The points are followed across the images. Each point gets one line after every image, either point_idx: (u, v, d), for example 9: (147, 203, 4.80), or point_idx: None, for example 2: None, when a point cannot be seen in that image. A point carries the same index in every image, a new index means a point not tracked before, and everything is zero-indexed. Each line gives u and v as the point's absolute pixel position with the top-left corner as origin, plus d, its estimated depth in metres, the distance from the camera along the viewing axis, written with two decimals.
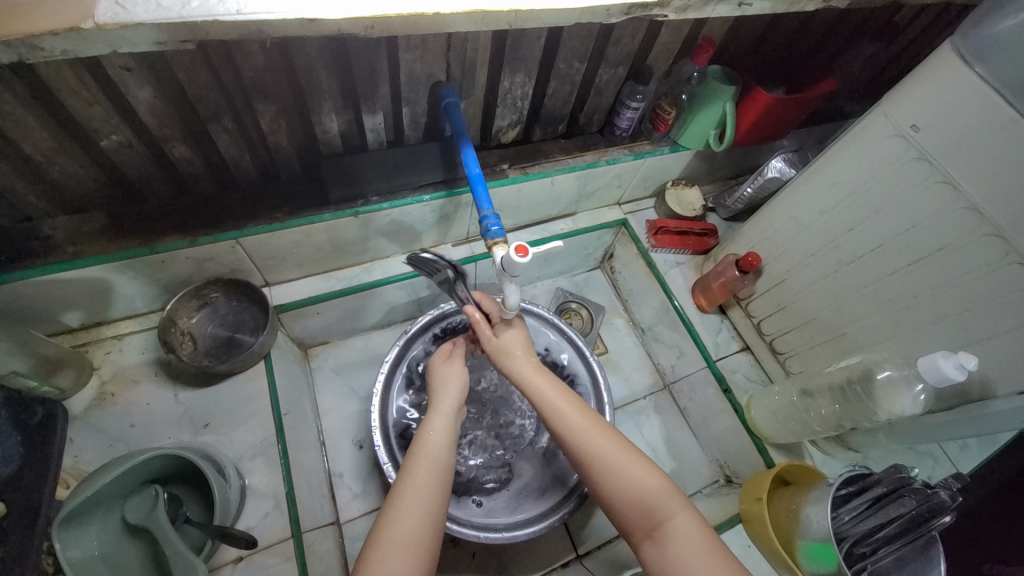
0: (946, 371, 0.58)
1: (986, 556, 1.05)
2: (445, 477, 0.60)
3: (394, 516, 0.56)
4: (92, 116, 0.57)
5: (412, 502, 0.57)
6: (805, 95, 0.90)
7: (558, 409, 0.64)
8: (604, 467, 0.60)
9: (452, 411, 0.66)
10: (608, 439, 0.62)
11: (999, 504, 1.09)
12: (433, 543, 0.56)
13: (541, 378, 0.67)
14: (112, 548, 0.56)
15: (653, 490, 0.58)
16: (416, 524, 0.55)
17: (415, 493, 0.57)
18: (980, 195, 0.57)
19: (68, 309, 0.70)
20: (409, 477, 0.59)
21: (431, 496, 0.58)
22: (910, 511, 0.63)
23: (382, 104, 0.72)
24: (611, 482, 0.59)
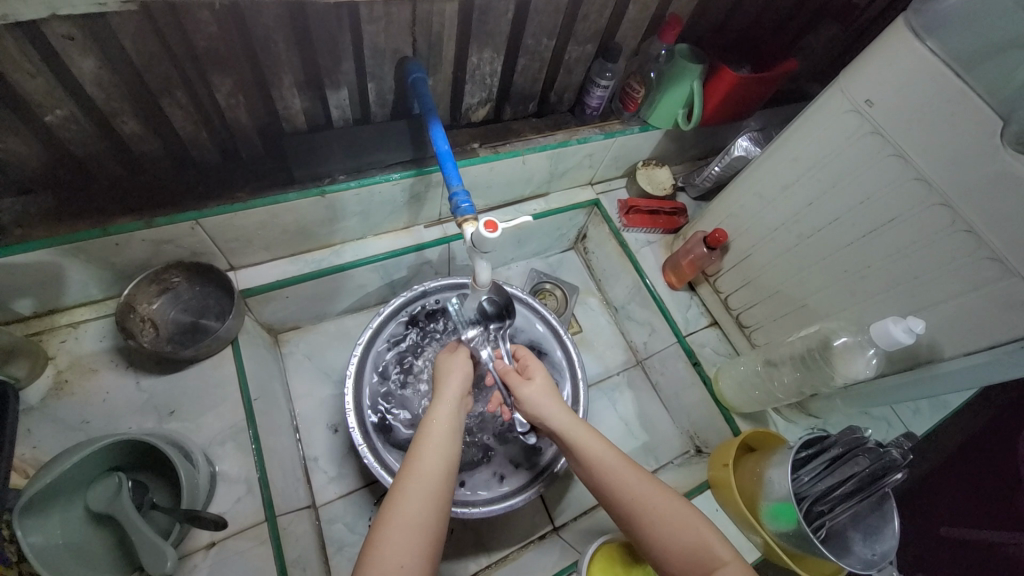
0: (896, 335, 0.61)
1: (940, 518, 1.15)
2: (450, 467, 0.59)
3: (404, 502, 0.55)
4: (35, 89, 0.54)
5: (417, 487, 0.56)
6: (769, 74, 0.92)
7: (595, 454, 0.63)
8: (640, 511, 0.59)
9: (458, 404, 0.65)
10: (642, 480, 0.61)
11: (947, 468, 1.20)
12: (437, 534, 0.55)
13: (567, 420, 0.66)
14: (75, 538, 0.54)
15: (673, 513, 0.58)
16: (423, 509, 0.55)
17: (423, 480, 0.57)
18: (929, 165, 0.59)
19: (17, 296, 0.67)
20: (416, 463, 0.58)
21: (439, 485, 0.57)
22: (864, 470, 0.67)
23: (346, 79, 0.70)
24: (656, 532, 0.58)
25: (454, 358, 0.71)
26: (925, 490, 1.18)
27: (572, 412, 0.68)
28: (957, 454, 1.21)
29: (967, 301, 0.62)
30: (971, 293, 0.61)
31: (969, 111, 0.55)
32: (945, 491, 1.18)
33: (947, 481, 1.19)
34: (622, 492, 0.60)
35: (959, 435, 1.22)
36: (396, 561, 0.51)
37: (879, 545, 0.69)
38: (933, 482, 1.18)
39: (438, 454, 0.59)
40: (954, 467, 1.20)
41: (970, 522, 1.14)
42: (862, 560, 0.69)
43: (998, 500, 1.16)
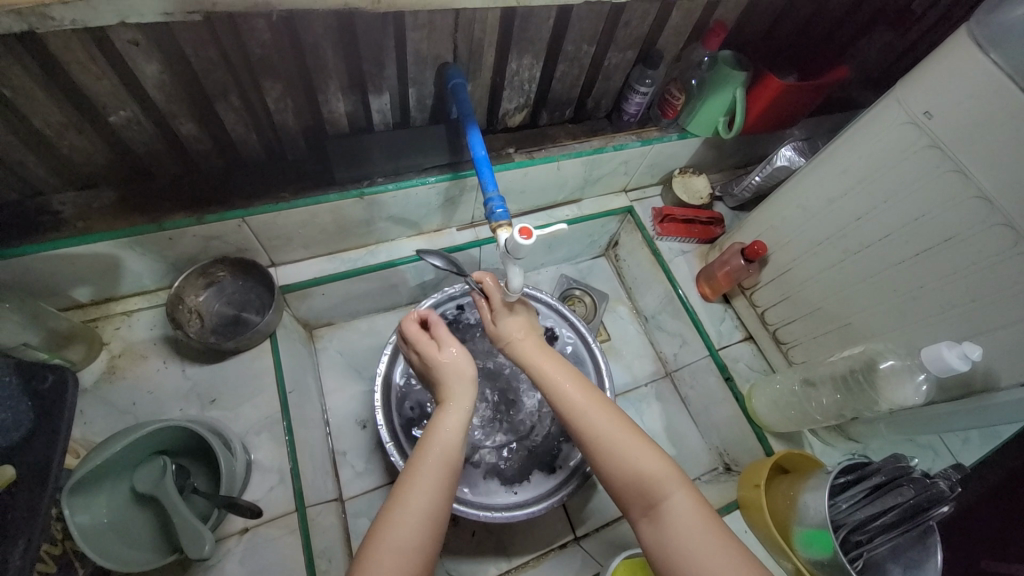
0: (950, 362, 0.57)
1: (984, 551, 1.08)
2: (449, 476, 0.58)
3: (397, 501, 0.55)
4: (101, 91, 0.57)
5: (413, 483, 0.57)
6: (817, 82, 0.89)
7: (561, 390, 0.63)
8: (601, 444, 0.59)
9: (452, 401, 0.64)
10: (604, 416, 0.61)
11: (987, 502, 1.13)
12: (436, 539, 0.55)
13: (534, 346, 0.68)
14: (120, 517, 0.57)
15: (631, 451, 0.58)
16: (418, 527, 0.54)
17: (422, 486, 0.56)
18: (991, 183, 0.56)
19: (78, 284, 0.71)
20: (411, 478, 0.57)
21: (438, 493, 0.56)
22: (908, 500, 0.64)
23: (388, 84, 0.72)
24: (612, 461, 0.58)
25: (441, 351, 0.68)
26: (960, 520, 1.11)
27: (544, 348, 0.68)
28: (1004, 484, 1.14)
29: None
30: None
31: None
32: (983, 525, 1.11)
33: (987, 515, 1.12)
34: (587, 426, 0.60)
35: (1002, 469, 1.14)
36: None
37: None
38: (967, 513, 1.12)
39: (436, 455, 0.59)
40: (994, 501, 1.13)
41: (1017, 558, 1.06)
42: None
43: None
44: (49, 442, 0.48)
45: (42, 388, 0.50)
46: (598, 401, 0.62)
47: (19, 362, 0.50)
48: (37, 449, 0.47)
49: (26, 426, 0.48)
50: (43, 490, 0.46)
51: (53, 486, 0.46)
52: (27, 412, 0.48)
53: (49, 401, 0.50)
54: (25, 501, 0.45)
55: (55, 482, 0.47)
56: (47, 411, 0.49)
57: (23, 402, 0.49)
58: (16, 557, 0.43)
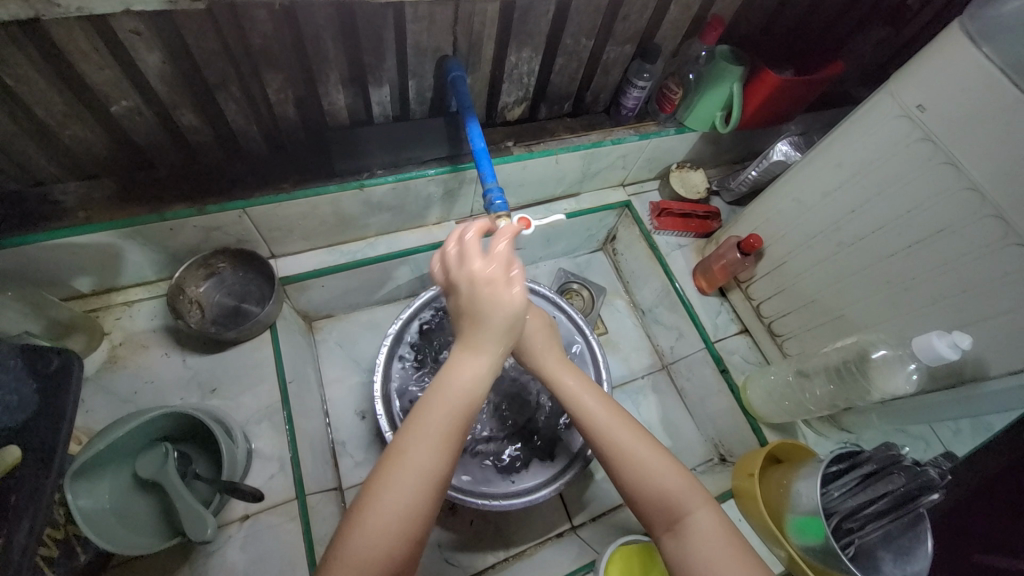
0: (940, 350, 0.58)
1: (976, 545, 1.10)
2: (458, 434, 0.52)
3: (405, 456, 0.49)
4: (103, 81, 0.58)
5: (427, 440, 0.50)
6: (813, 77, 0.90)
7: (582, 404, 0.63)
8: (625, 458, 0.58)
9: (486, 350, 0.55)
10: (629, 431, 0.60)
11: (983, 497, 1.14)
12: (432, 502, 0.50)
13: (558, 355, 0.68)
14: (123, 502, 0.57)
15: (656, 467, 0.57)
16: (413, 493, 0.48)
17: (424, 442, 0.50)
18: (982, 175, 0.57)
19: (79, 274, 0.71)
20: (416, 431, 0.50)
21: (441, 452, 0.50)
22: (898, 488, 0.65)
23: (387, 77, 0.72)
24: (635, 476, 0.58)
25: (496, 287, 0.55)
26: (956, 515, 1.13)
27: (569, 364, 0.68)
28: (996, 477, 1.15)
29: (1018, 318, 0.59)
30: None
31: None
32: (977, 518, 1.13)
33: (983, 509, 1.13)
34: (611, 442, 0.60)
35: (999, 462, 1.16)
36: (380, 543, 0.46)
37: (910, 565, 0.67)
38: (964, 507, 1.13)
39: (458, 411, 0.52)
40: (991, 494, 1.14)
41: (1008, 551, 1.08)
42: None
43: None
44: (53, 426, 0.48)
45: (49, 370, 0.51)
46: (621, 418, 0.62)
47: (24, 346, 0.51)
48: (41, 432, 0.48)
49: (32, 408, 0.48)
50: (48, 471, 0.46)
51: (57, 468, 0.47)
52: (32, 393, 0.49)
53: (53, 383, 0.50)
54: (30, 482, 0.45)
55: (60, 464, 0.47)
56: (51, 395, 0.50)
57: (27, 383, 0.49)
58: (19, 535, 0.43)
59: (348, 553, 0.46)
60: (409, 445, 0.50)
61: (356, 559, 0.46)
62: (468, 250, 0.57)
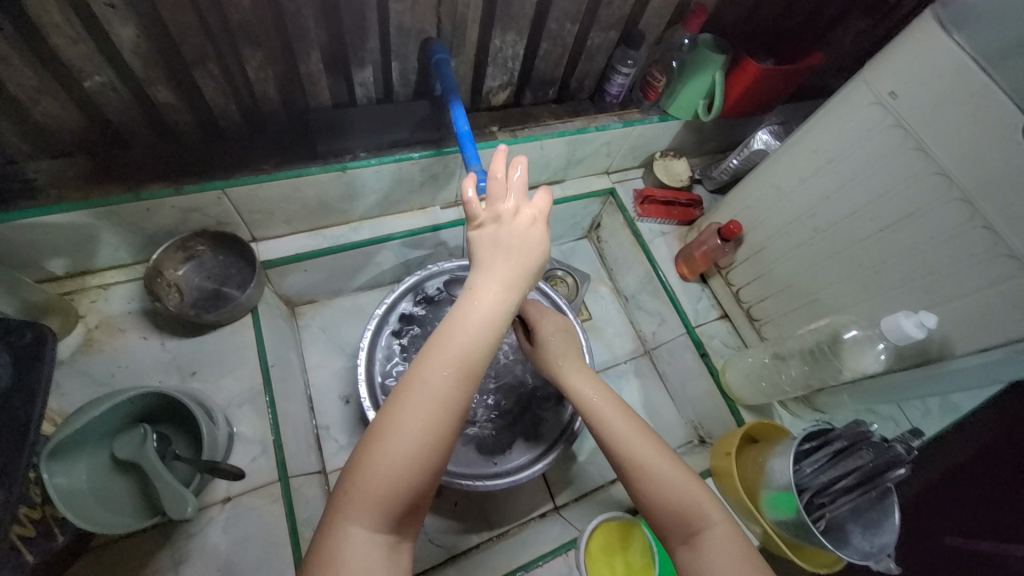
0: (906, 330, 0.61)
1: (944, 529, 1.16)
2: (478, 362, 0.49)
3: (426, 384, 0.47)
4: (75, 55, 0.56)
5: (450, 368, 0.47)
6: (793, 66, 0.91)
7: (600, 410, 0.63)
8: (644, 469, 0.58)
9: (513, 281, 0.52)
10: (649, 441, 0.60)
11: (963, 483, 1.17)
12: (449, 432, 0.48)
13: (575, 361, 0.71)
14: (102, 483, 0.57)
15: (677, 480, 0.57)
16: (428, 423, 0.46)
17: (441, 364, 0.48)
18: (950, 160, 0.59)
19: (53, 255, 0.70)
20: (435, 351, 0.48)
21: (462, 379, 0.48)
22: (867, 463, 0.68)
23: (371, 57, 0.72)
24: (653, 486, 0.57)
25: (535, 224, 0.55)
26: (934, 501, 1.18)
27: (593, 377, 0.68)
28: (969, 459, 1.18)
29: (982, 299, 0.60)
30: (987, 290, 0.60)
31: (994, 104, 0.54)
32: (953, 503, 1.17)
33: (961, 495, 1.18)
34: (632, 452, 0.59)
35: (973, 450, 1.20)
36: (393, 470, 0.45)
37: (878, 537, 0.69)
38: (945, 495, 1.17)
39: (482, 341, 0.49)
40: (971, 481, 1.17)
41: (977, 534, 1.13)
42: (859, 552, 0.69)
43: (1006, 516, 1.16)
44: (27, 399, 0.47)
45: (21, 344, 0.49)
46: (642, 430, 0.61)
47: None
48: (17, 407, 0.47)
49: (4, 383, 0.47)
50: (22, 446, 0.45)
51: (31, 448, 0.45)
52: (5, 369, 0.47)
53: (27, 360, 0.48)
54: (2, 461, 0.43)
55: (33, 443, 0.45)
56: (25, 370, 0.48)
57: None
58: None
59: (362, 484, 0.45)
60: (430, 373, 0.47)
61: (369, 493, 0.45)
62: (513, 185, 0.56)
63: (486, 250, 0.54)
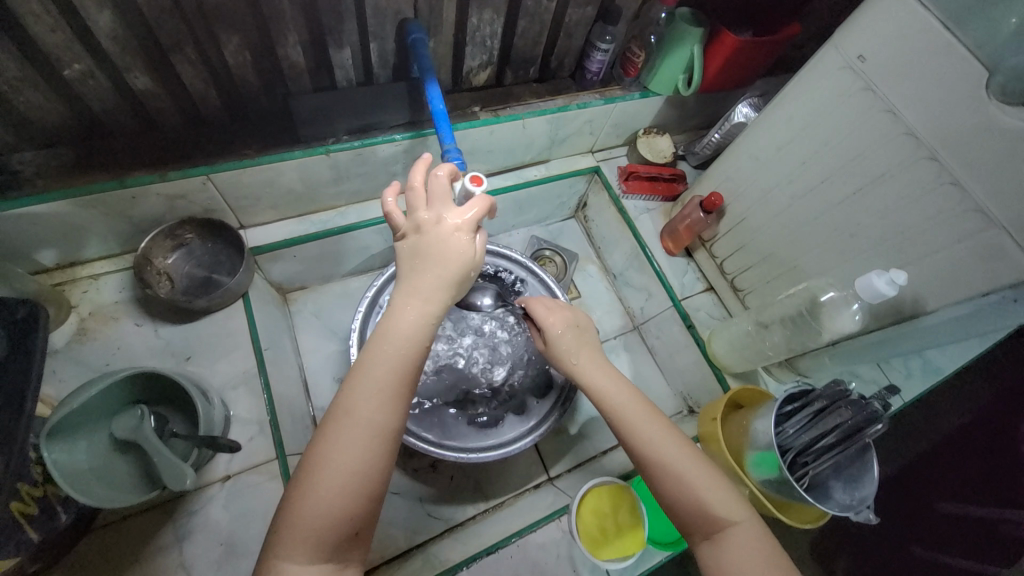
0: (879, 288, 0.63)
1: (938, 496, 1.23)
2: (407, 383, 0.52)
3: (352, 414, 0.49)
4: (53, 42, 0.56)
5: (375, 392, 0.50)
6: (770, 38, 0.92)
7: (624, 409, 0.63)
8: (666, 470, 0.59)
9: (432, 294, 0.54)
10: (674, 441, 0.61)
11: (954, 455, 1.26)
12: (384, 454, 0.50)
13: (591, 361, 0.69)
14: (103, 462, 0.58)
15: (702, 480, 0.59)
16: (359, 447, 0.48)
17: (369, 390, 0.50)
18: (917, 120, 0.60)
19: (42, 247, 0.71)
20: (361, 378, 0.51)
21: (394, 402, 0.51)
22: (847, 420, 0.70)
23: (348, 39, 0.72)
24: (677, 486, 0.58)
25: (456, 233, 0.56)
26: (927, 471, 1.26)
27: (615, 373, 0.68)
28: (956, 434, 1.27)
29: (950, 255, 0.62)
30: (955, 246, 0.61)
31: (957, 62, 0.55)
32: (943, 473, 1.25)
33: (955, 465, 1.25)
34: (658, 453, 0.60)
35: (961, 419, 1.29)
36: (325, 498, 0.47)
37: (858, 491, 0.72)
38: (940, 465, 1.25)
39: (406, 363, 0.51)
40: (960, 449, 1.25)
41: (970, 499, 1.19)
42: (840, 505, 0.72)
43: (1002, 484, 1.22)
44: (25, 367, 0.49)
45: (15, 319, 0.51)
46: (667, 428, 0.62)
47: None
48: (14, 378, 0.48)
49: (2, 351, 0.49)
50: (18, 417, 0.46)
51: (31, 412, 0.47)
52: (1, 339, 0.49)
53: (21, 332, 0.51)
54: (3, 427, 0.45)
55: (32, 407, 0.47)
56: (20, 340, 0.50)
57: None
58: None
59: (297, 520, 0.47)
60: (356, 401, 0.49)
61: (304, 522, 0.46)
62: (435, 194, 0.57)
63: (407, 259, 0.56)
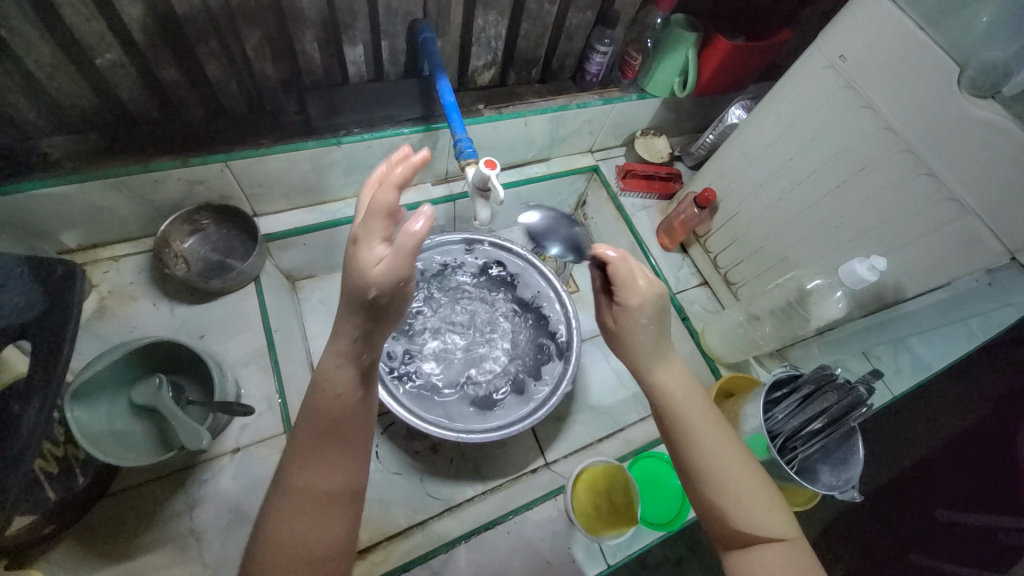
0: (860, 273, 0.66)
1: (937, 504, 1.32)
2: (337, 447, 0.51)
3: (288, 485, 0.50)
4: (89, 33, 0.61)
5: (308, 459, 0.50)
6: (761, 43, 0.96)
7: (678, 406, 0.60)
8: (709, 473, 0.56)
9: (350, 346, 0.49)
10: (725, 447, 0.57)
11: (950, 465, 1.37)
12: (326, 520, 0.50)
13: (658, 356, 0.63)
14: (125, 426, 0.61)
15: (742, 490, 0.55)
16: (299, 518, 0.49)
17: (302, 461, 0.51)
18: (894, 115, 0.64)
19: (67, 227, 0.75)
20: (296, 448, 0.51)
21: (324, 468, 0.50)
22: (833, 404, 0.73)
23: (361, 36, 0.76)
24: (716, 491, 0.56)
25: (364, 244, 0.45)
26: (928, 479, 1.35)
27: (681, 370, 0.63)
28: (952, 444, 1.40)
29: (928, 243, 0.66)
30: (932, 234, 0.65)
31: (931, 59, 0.59)
32: (944, 481, 1.35)
33: (949, 474, 1.36)
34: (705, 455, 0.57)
35: (954, 429, 1.42)
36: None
37: (844, 472, 0.75)
38: (940, 472, 1.36)
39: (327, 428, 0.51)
40: (954, 459, 1.38)
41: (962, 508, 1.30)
42: (827, 486, 0.75)
43: (994, 492, 1.32)
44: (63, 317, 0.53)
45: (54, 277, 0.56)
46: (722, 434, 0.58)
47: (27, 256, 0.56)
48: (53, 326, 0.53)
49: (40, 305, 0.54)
50: (50, 369, 0.50)
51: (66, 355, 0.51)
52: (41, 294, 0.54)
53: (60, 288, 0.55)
54: (37, 374, 0.49)
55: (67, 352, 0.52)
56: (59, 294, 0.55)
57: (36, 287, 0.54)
58: (31, 413, 0.47)
59: None
60: (292, 473, 0.50)
61: None
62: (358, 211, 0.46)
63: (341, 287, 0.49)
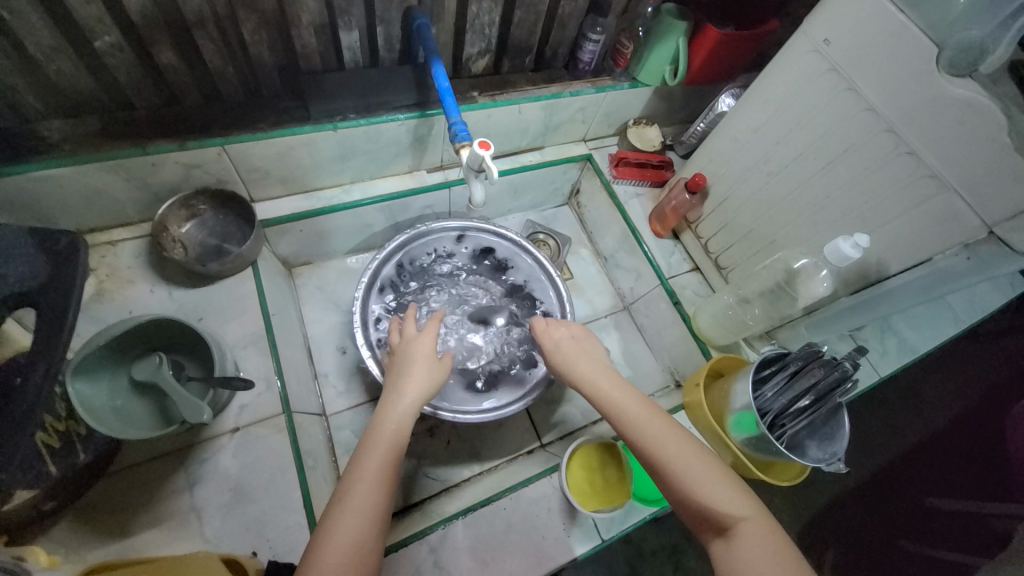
0: (844, 250, 0.68)
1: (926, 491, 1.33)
2: (397, 463, 0.58)
3: (346, 497, 0.53)
4: (87, 15, 0.61)
5: (372, 475, 0.55)
6: (750, 33, 0.98)
7: (621, 410, 0.64)
8: (663, 468, 0.58)
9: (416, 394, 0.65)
10: (675, 440, 0.60)
11: (938, 452, 1.40)
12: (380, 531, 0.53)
13: (593, 367, 0.69)
14: (125, 402, 0.63)
15: (698, 477, 0.57)
16: (355, 527, 0.51)
17: (365, 474, 0.55)
18: (876, 96, 0.66)
19: (65, 210, 0.75)
20: (360, 464, 0.56)
21: (384, 482, 0.55)
22: (820, 380, 0.75)
23: (356, 22, 0.77)
24: (676, 483, 0.57)
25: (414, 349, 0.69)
26: (918, 465, 1.38)
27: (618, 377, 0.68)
28: (942, 433, 1.42)
29: (909, 220, 0.68)
30: (913, 212, 0.67)
31: (911, 40, 0.61)
32: (933, 467, 1.37)
33: (937, 462, 1.38)
34: (657, 453, 0.59)
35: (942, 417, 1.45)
36: None
37: (831, 446, 0.76)
38: (930, 458, 1.38)
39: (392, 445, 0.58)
40: (943, 446, 1.40)
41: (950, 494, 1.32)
42: (814, 460, 0.76)
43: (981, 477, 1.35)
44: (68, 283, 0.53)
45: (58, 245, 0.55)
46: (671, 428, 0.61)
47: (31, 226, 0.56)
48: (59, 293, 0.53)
49: (45, 272, 0.54)
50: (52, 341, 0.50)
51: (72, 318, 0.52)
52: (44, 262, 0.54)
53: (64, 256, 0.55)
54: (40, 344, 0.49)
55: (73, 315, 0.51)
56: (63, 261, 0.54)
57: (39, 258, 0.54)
58: (37, 376, 0.48)
59: None
60: (354, 487, 0.54)
61: None
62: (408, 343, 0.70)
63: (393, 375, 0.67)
